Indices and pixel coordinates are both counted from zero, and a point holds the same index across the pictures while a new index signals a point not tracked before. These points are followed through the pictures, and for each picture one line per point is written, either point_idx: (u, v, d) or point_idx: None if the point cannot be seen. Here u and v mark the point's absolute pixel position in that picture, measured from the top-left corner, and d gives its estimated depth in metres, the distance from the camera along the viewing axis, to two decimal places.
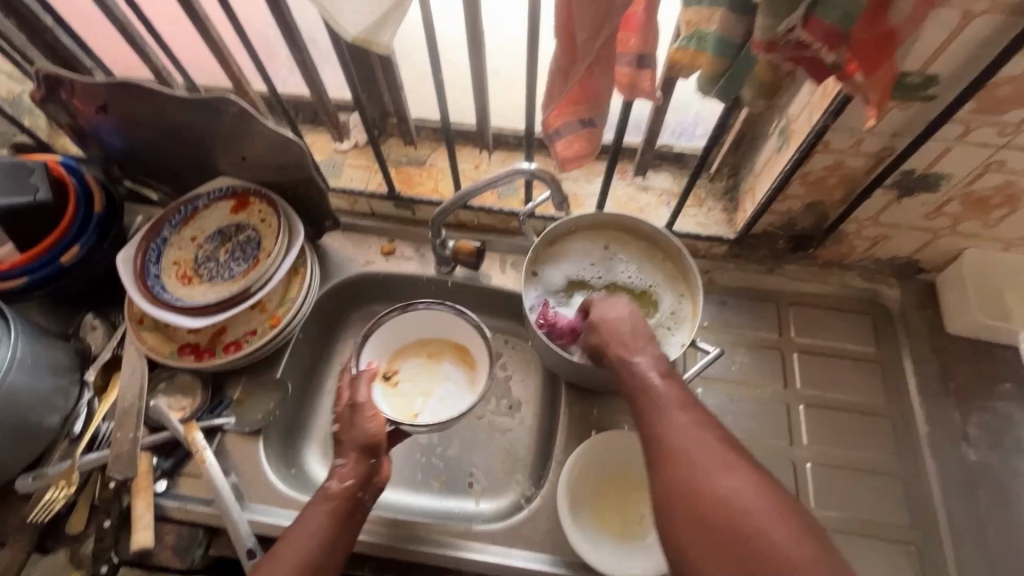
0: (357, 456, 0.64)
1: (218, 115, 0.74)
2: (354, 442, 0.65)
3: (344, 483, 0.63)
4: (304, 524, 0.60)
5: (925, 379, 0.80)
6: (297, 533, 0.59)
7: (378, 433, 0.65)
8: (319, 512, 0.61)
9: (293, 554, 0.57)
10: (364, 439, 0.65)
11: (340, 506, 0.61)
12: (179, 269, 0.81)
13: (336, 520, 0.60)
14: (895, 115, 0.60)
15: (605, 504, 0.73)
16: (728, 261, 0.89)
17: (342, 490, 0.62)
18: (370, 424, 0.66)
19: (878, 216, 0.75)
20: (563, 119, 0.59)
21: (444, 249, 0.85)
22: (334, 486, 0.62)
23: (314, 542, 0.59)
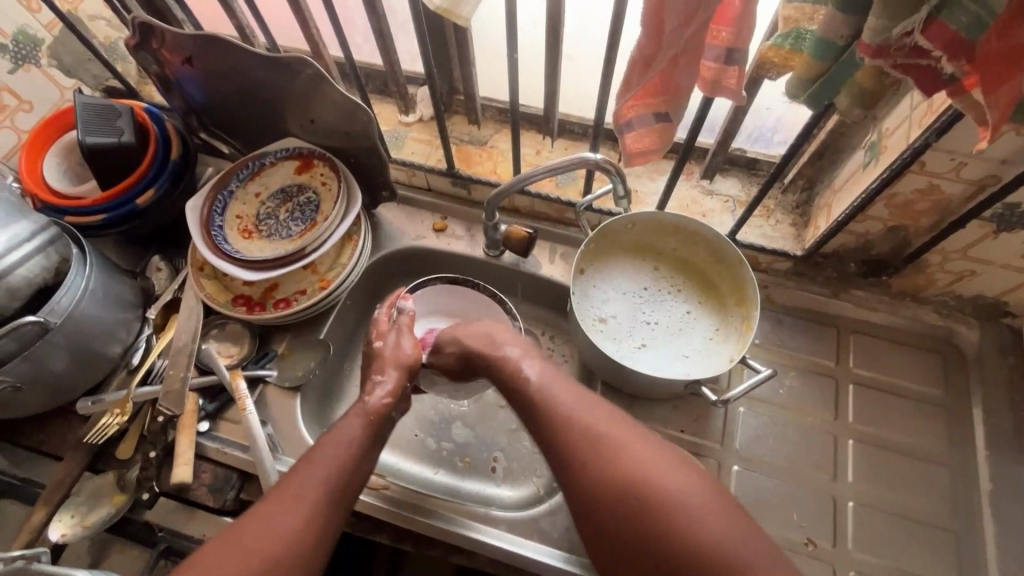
0: (397, 374, 0.66)
1: (292, 76, 0.75)
2: (393, 361, 0.67)
3: (382, 398, 0.64)
4: (338, 434, 0.60)
5: (996, 433, 0.74)
6: (333, 444, 0.59)
7: (417, 356, 0.69)
8: (355, 425, 0.61)
9: (331, 460, 0.57)
10: (404, 358, 0.68)
11: (372, 420, 0.62)
12: (241, 223, 0.84)
13: (369, 432, 0.61)
14: (1008, 140, 0.54)
15: None
16: (790, 279, 0.84)
17: (380, 406, 0.63)
18: (409, 349, 0.69)
19: (968, 249, 0.69)
20: (637, 111, 0.56)
21: (495, 232, 0.85)
22: (372, 402, 0.63)
23: (349, 450, 0.59)
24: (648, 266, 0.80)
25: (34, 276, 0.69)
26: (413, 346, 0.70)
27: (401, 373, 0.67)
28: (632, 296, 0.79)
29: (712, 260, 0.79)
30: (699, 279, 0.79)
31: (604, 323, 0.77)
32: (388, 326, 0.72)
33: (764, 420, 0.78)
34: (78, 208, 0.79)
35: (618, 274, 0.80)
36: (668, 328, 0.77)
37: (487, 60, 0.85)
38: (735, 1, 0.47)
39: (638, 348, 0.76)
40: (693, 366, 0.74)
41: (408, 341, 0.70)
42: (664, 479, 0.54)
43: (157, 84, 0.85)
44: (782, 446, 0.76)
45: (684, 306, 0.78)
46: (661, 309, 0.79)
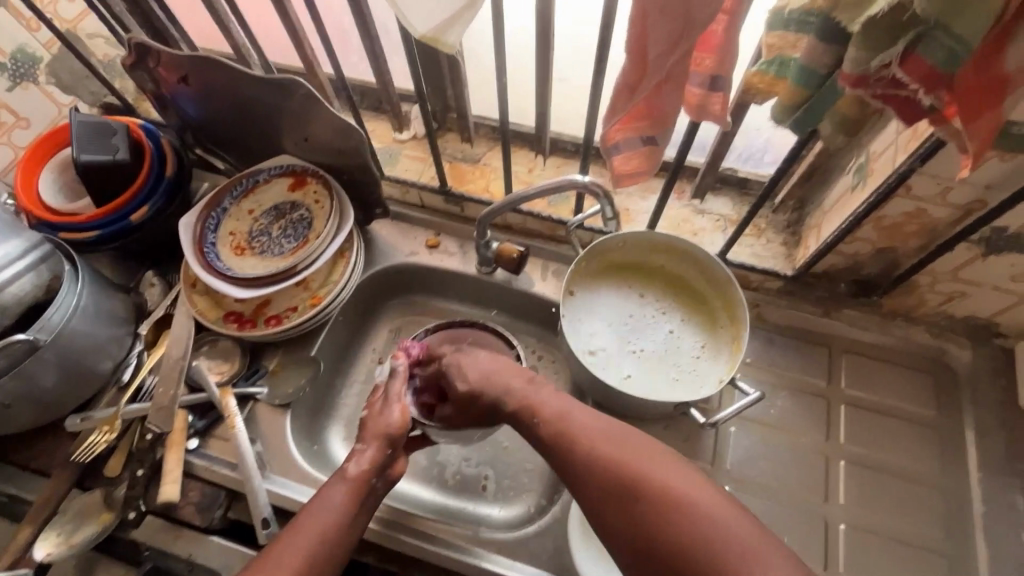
0: (377, 445, 0.64)
1: (287, 95, 0.76)
2: (377, 431, 0.65)
3: (362, 467, 0.62)
4: (324, 500, 0.60)
5: (988, 455, 0.73)
6: (315, 510, 0.58)
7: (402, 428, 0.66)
8: (338, 492, 0.60)
9: (314, 528, 0.57)
10: (388, 429, 0.65)
11: (356, 487, 0.61)
12: (234, 239, 0.84)
13: (355, 499, 0.61)
14: (993, 166, 0.54)
15: None
16: (782, 297, 0.84)
17: (362, 476, 0.62)
18: (395, 416, 0.67)
19: (959, 270, 0.69)
20: (623, 135, 0.57)
21: (487, 250, 0.85)
22: (353, 469, 0.62)
23: (330, 521, 0.58)
24: (637, 289, 0.80)
25: (25, 293, 0.70)
26: (401, 415, 0.67)
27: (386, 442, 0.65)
28: (623, 318, 0.79)
29: (702, 281, 0.79)
30: (687, 305, 0.79)
31: (597, 346, 0.77)
32: (380, 396, 0.70)
33: (754, 440, 0.77)
34: (72, 225, 0.79)
35: (605, 300, 0.79)
36: (655, 357, 0.76)
37: (480, 79, 0.86)
38: (718, 30, 0.48)
39: (625, 381, 0.74)
40: (683, 386, 0.74)
41: (396, 410, 0.67)
42: (670, 476, 0.51)
43: (153, 100, 0.85)
44: (773, 467, 0.76)
45: (668, 336, 0.78)
46: (649, 338, 0.78)
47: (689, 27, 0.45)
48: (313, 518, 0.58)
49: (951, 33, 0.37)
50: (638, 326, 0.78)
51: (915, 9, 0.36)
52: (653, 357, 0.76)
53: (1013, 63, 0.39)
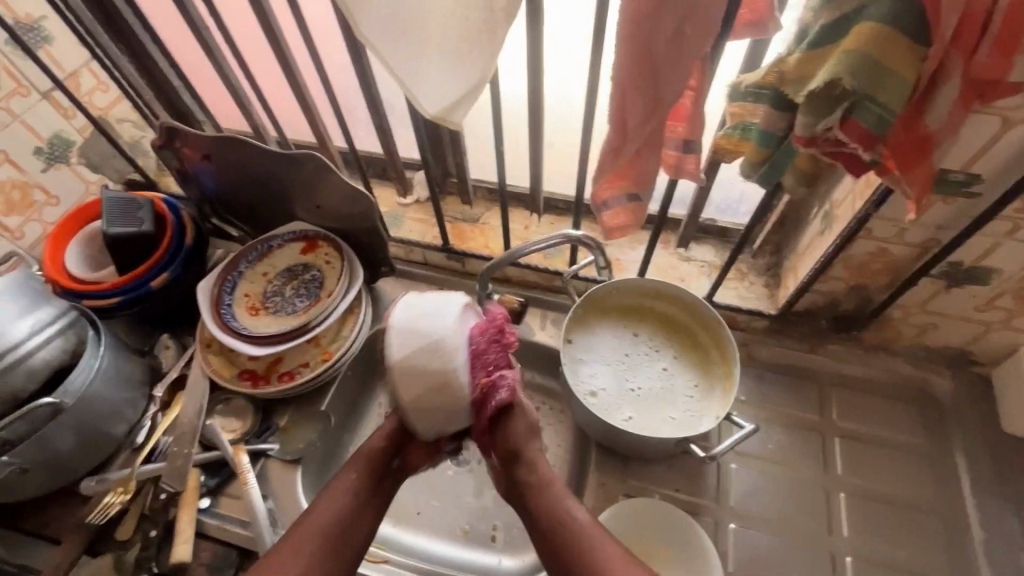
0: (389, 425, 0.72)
1: (303, 167, 0.83)
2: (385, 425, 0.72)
3: (380, 442, 0.71)
4: (339, 482, 0.68)
5: (979, 478, 0.76)
6: (335, 491, 0.67)
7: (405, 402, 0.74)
8: (353, 472, 0.69)
9: (329, 508, 0.66)
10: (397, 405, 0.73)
11: (374, 460, 0.70)
12: (249, 301, 0.88)
13: (366, 481, 0.69)
14: (939, 209, 0.62)
15: None
16: (770, 336, 0.89)
17: (377, 451, 0.71)
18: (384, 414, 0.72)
19: (927, 303, 0.75)
20: (611, 192, 0.64)
21: (489, 301, 0.90)
22: (368, 449, 0.71)
23: (349, 490, 0.67)
24: (632, 331, 0.85)
25: (52, 358, 0.73)
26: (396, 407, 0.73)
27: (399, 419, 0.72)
28: (618, 360, 0.82)
29: (692, 322, 0.84)
30: (679, 340, 0.84)
31: (596, 383, 0.80)
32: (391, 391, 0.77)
33: (755, 475, 0.80)
34: (96, 293, 0.84)
35: (600, 340, 0.84)
36: (653, 394, 0.79)
37: (477, 148, 0.95)
38: (687, 102, 0.56)
39: (628, 420, 0.77)
40: (680, 424, 0.77)
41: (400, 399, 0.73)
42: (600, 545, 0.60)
43: (175, 175, 0.92)
44: (776, 501, 0.78)
45: (663, 373, 0.81)
46: (646, 376, 0.81)
47: (662, 101, 0.52)
48: (328, 501, 0.66)
49: (878, 102, 0.44)
50: (633, 366, 0.82)
51: (845, 84, 0.44)
52: (649, 396, 0.79)
53: (933, 123, 0.46)
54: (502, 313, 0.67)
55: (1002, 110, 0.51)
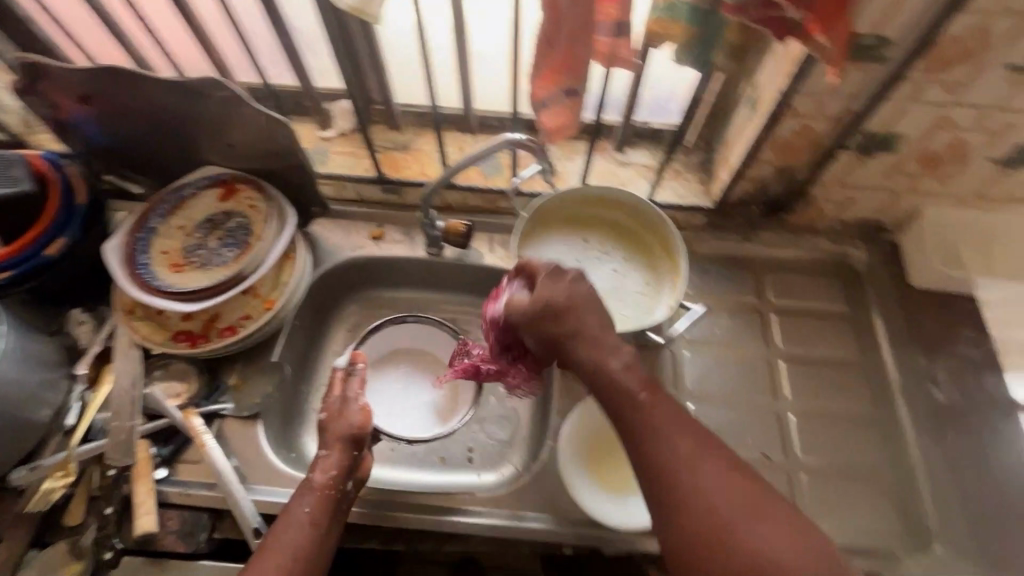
0: (341, 447, 0.68)
1: (205, 99, 0.75)
2: (339, 435, 0.68)
3: (328, 474, 0.66)
4: (291, 516, 0.62)
5: (893, 329, 0.86)
6: (287, 525, 0.61)
7: (364, 424, 0.69)
8: (303, 507, 0.63)
9: (286, 543, 0.60)
10: (351, 429, 0.68)
11: (325, 494, 0.64)
12: (168, 258, 0.80)
13: (321, 508, 0.64)
14: (853, 77, 0.65)
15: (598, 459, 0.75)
16: (708, 230, 0.93)
17: (326, 481, 0.65)
18: (356, 417, 0.69)
19: (844, 177, 0.80)
20: (548, 89, 0.62)
21: (433, 229, 0.87)
22: (318, 478, 0.65)
23: (306, 531, 0.62)
24: (583, 237, 0.86)
25: None
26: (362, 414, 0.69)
27: (346, 441, 0.68)
28: (570, 265, 0.84)
29: (639, 224, 0.86)
30: (627, 240, 0.86)
31: None
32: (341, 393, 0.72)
33: (705, 358, 0.86)
34: None
35: (552, 250, 0.85)
36: (603, 295, 0.82)
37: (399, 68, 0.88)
38: None
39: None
40: (630, 318, 0.81)
41: (357, 411, 0.70)
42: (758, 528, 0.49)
43: (50, 128, 0.80)
44: (725, 377, 0.84)
45: (612, 275, 0.84)
46: (596, 278, 0.84)
47: None
48: (283, 530, 0.61)
49: None
50: (584, 270, 0.84)
51: None
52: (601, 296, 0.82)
53: None
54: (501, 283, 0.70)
55: None
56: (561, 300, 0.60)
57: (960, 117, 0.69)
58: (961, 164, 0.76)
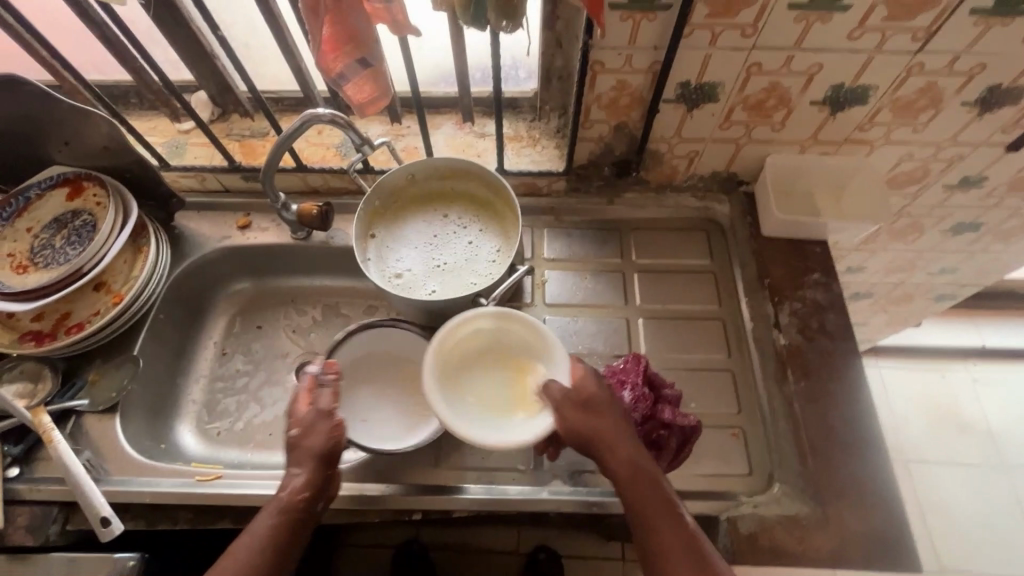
0: (313, 466, 0.62)
1: (20, 98, 0.74)
2: (309, 451, 0.63)
3: (297, 493, 0.61)
4: (251, 531, 0.59)
5: (748, 279, 0.87)
6: (243, 542, 0.58)
7: (338, 441, 0.64)
8: (266, 523, 0.60)
9: (238, 565, 0.57)
10: (321, 450, 0.63)
11: (290, 516, 0.60)
12: (15, 260, 0.81)
13: (282, 526, 0.60)
14: (647, 28, 0.65)
15: (468, 377, 0.71)
16: (570, 196, 0.94)
17: (295, 503, 0.61)
18: (326, 433, 0.64)
19: (681, 131, 0.81)
20: (339, 63, 0.62)
21: (288, 213, 0.88)
22: (287, 498, 0.61)
23: (264, 552, 0.58)
24: (440, 214, 0.87)
25: None
26: (333, 431, 0.64)
27: (320, 461, 0.62)
28: (426, 241, 0.85)
29: (490, 195, 0.87)
30: (483, 213, 0.87)
31: (402, 266, 0.83)
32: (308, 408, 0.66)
33: (564, 321, 0.87)
34: None
35: (406, 229, 0.86)
36: (457, 266, 0.82)
37: (240, 56, 0.88)
38: None
39: (431, 293, 0.80)
40: (482, 281, 0.80)
41: (324, 425, 0.64)
42: None
43: None
44: (584, 338, 0.85)
45: (469, 247, 0.84)
46: (451, 252, 0.84)
47: None
48: (241, 544, 0.58)
49: None
50: (440, 245, 0.85)
51: None
52: (455, 268, 0.82)
53: None
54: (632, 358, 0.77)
55: None
56: (592, 391, 0.65)
57: (767, 61, 0.69)
58: (787, 108, 0.76)
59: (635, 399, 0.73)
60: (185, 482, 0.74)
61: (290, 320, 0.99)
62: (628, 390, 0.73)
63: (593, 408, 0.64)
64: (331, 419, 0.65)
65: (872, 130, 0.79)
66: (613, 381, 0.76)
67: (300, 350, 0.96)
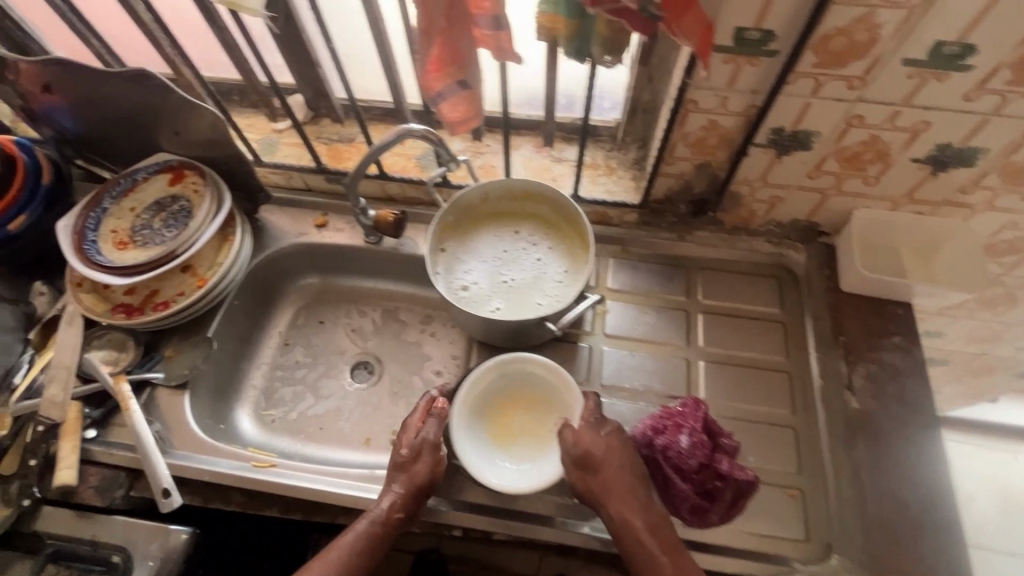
0: (408, 493, 0.69)
1: (143, 90, 0.80)
2: (410, 479, 0.69)
3: (391, 508, 0.68)
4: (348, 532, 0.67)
5: (821, 334, 0.83)
6: (336, 544, 0.66)
7: (437, 476, 0.70)
8: (361, 527, 0.67)
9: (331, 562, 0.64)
10: (420, 484, 0.69)
11: (383, 527, 0.67)
12: (116, 236, 0.86)
13: (372, 536, 0.67)
14: (748, 72, 0.64)
15: (499, 415, 0.78)
16: (640, 229, 0.93)
17: (388, 517, 0.68)
18: (430, 466, 0.70)
19: (766, 176, 0.79)
20: (439, 82, 0.64)
21: (365, 218, 0.91)
22: (382, 511, 0.68)
23: (354, 554, 0.65)
24: (510, 229, 0.88)
25: None
26: (434, 467, 0.70)
27: (413, 489, 0.69)
28: (495, 255, 0.86)
29: (560, 219, 0.87)
30: (553, 232, 0.88)
31: (471, 279, 0.84)
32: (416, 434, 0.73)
33: (622, 354, 0.86)
34: None
35: (476, 243, 0.87)
36: (523, 285, 0.83)
37: (339, 65, 0.92)
38: None
39: (496, 310, 0.81)
40: (549, 303, 0.81)
41: (429, 459, 0.70)
42: None
43: (23, 117, 0.89)
44: (640, 374, 0.84)
45: (537, 264, 0.85)
46: (518, 269, 0.85)
47: None
48: (337, 543, 0.66)
49: None
50: (508, 260, 0.86)
51: None
52: (522, 286, 0.83)
53: None
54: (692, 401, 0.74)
55: None
56: (598, 452, 0.69)
57: (870, 114, 0.66)
58: (884, 163, 0.73)
59: (692, 446, 0.70)
60: (242, 466, 0.77)
61: (350, 320, 1.03)
62: (686, 435, 0.71)
63: (602, 462, 0.68)
64: (436, 453, 0.71)
65: (975, 193, 0.75)
66: (670, 422, 0.73)
67: (357, 350, 1.00)
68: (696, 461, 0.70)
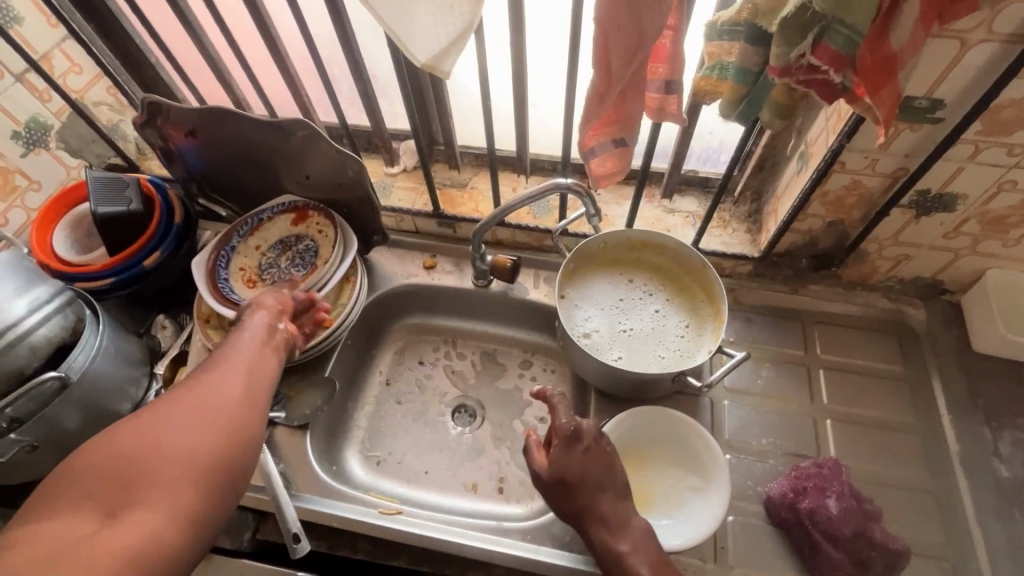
0: None
1: (287, 137, 0.84)
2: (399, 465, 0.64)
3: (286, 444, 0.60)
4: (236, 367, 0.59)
5: (954, 395, 0.81)
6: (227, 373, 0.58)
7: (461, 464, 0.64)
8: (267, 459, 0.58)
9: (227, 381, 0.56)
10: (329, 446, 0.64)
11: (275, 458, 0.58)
12: (245, 274, 0.88)
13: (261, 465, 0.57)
14: (906, 137, 0.65)
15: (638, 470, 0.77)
16: (753, 280, 0.93)
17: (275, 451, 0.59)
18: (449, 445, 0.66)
19: (899, 235, 0.79)
20: (599, 139, 0.66)
21: (483, 263, 0.93)
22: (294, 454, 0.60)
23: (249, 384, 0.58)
24: (626, 278, 0.88)
25: (53, 334, 0.73)
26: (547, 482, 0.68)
27: None
28: (611, 304, 0.86)
29: (679, 269, 0.88)
30: (668, 284, 0.88)
31: (589, 326, 0.84)
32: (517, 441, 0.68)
33: (744, 409, 0.84)
34: (88, 275, 0.85)
35: (593, 291, 0.87)
36: (643, 335, 0.83)
37: (460, 116, 0.96)
38: (666, 44, 0.58)
39: (618, 359, 0.81)
40: (672, 358, 0.81)
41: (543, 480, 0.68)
42: None
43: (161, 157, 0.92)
44: (765, 430, 0.82)
45: (656, 315, 0.85)
46: (637, 318, 0.85)
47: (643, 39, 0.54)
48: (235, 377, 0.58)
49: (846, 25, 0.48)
50: (624, 310, 0.85)
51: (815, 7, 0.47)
52: (642, 338, 0.83)
53: (898, 43, 0.49)
54: (830, 461, 0.75)
55: (957, 33, 0.55)
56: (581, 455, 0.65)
57: None
58: None
59: (840, 512, 0.70)
60: (369, 513, 0.76)
61: (449, 361, 1.02)
62: (834, 500, 0.70)
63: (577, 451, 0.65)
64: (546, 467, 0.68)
65: None
66: (811, 485, 0.73)
67: (457, 393, 0.99)
68: (847, 528, 0.69)
